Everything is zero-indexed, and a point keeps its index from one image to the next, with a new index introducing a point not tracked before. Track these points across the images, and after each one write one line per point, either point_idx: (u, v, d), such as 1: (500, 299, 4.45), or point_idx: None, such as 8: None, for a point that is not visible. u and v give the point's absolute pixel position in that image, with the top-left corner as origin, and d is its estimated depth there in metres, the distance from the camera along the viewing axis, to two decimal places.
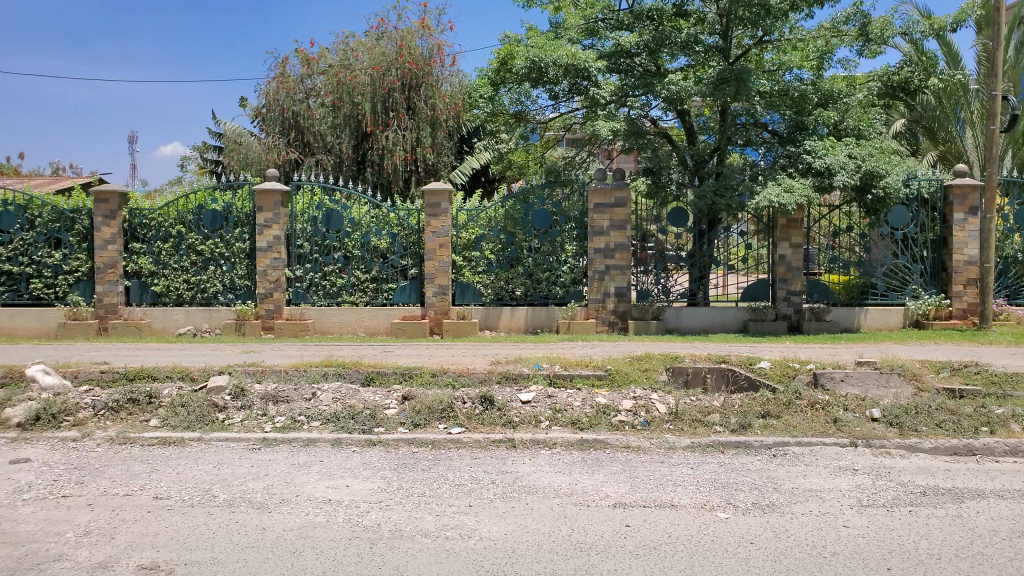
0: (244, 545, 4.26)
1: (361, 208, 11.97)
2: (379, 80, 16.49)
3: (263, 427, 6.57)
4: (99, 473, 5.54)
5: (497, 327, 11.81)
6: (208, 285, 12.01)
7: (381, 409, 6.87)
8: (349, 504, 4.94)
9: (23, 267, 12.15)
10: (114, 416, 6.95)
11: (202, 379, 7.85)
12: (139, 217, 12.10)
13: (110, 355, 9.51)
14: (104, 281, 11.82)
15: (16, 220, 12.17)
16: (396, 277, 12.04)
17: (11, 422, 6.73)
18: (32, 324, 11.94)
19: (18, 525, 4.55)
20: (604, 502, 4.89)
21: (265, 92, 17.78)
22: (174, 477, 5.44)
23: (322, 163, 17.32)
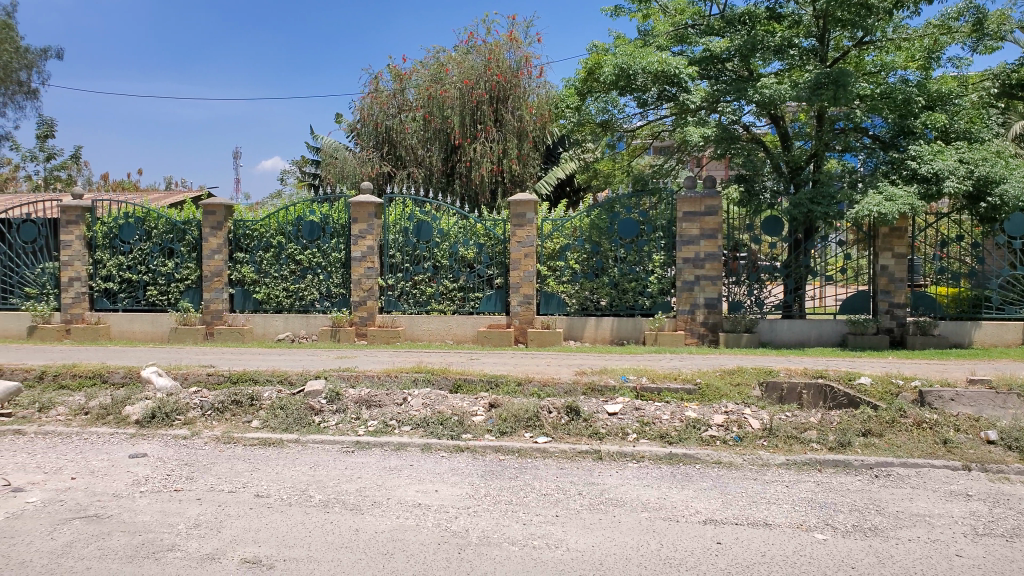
0: (339, 545, 4.39)
1: (450, 218, 12.21)
2: (468, 94, 16.71)
3: (357, 430, 6.76)
4: (206, 469, 5.83)
5: (583, 337, 11.76)
6: (306, 293, 12.46)
7: (469, 416, 6.95)
8: (439, 509, 5.02)
9: (139, 275, 12.93)
10: (220, 416, 7.30)
11: (301, 383, 8.15)
12: (243, 229, 12.68)
13: (215, 359, 9.99)
14: (211, 289, 12.46)
15: (134, 231, 12.95)
16: (482, 287, 12.15)
17: (130, 419, 7.18)
18: (147, 328, 12.70)
19: (136, 515, 4.84)
20: (694, 518, 4.78)
21: (359, 108, 18.41)
22: (274, 476, 5.67)
23: (413, 176, 17.80)
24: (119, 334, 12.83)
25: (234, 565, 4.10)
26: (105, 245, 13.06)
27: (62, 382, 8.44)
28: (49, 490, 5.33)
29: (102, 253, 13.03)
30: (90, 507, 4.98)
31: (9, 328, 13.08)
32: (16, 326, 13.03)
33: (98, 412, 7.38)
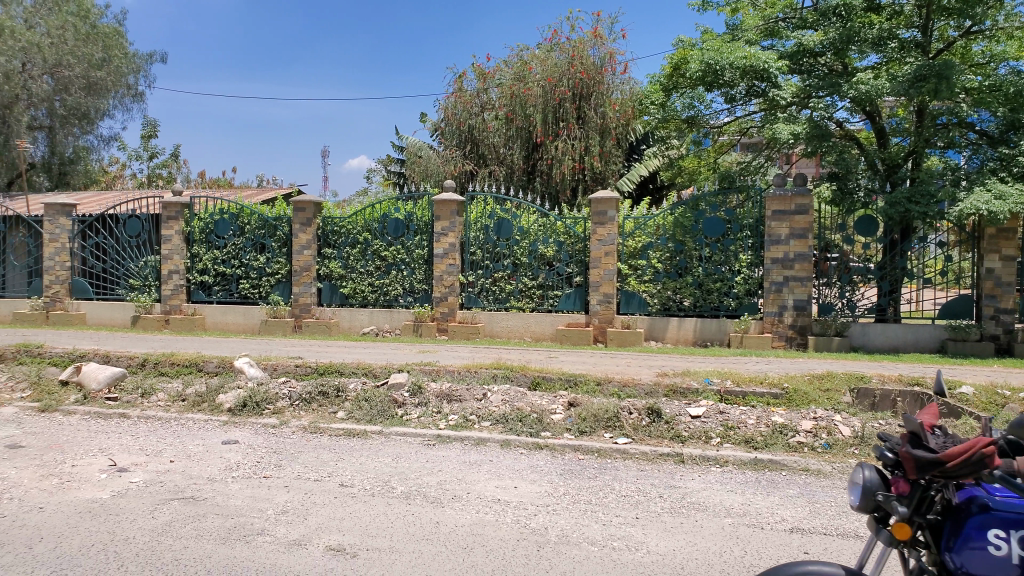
0: (420, 537, 4.46)
1: (530, 216, 12.17)
2: (551, 92, 16.72)
3: (438, 424, 6.86)
4: (294, 458, 6.02)
5: (665, 338, 11.53)
6: (390, 288, 12.73)
7: (548, 414, 6.94)
8: (518, 505, 5.03)
9: (233, 269, 13.48)
10: (307, 406, 7.53)
11: (384, 376, 8.31)
12: (330, 225, 13.03)
13: (303, 351, 10.32)
14: (301, 283, 12.88)
15: (229, 227, 13.50)
16: (562, 285, 12.09)
17: (223, 406, 7.50)
18: (240, 320, 13.23)
19: (229, 499, 5.04)
20: (781, 525, 4.64)
21: (444, 107, 18.67)
22: (358, 467, 5.81)
23: (495, 174, 17.96)
24: (214, 325, 13.42)
25: (320, 552, 4.22)
26: (202, 240, 13.67)
27: (162, 369, 8.89)
28: (149, 471, 5.62)
29: (199, 247, 13.64)
30: (186, 489, 5.22)
31: (115, 318, 13.88)
32: (121, 316, 13.82)
33: (195, 399, 7.73)
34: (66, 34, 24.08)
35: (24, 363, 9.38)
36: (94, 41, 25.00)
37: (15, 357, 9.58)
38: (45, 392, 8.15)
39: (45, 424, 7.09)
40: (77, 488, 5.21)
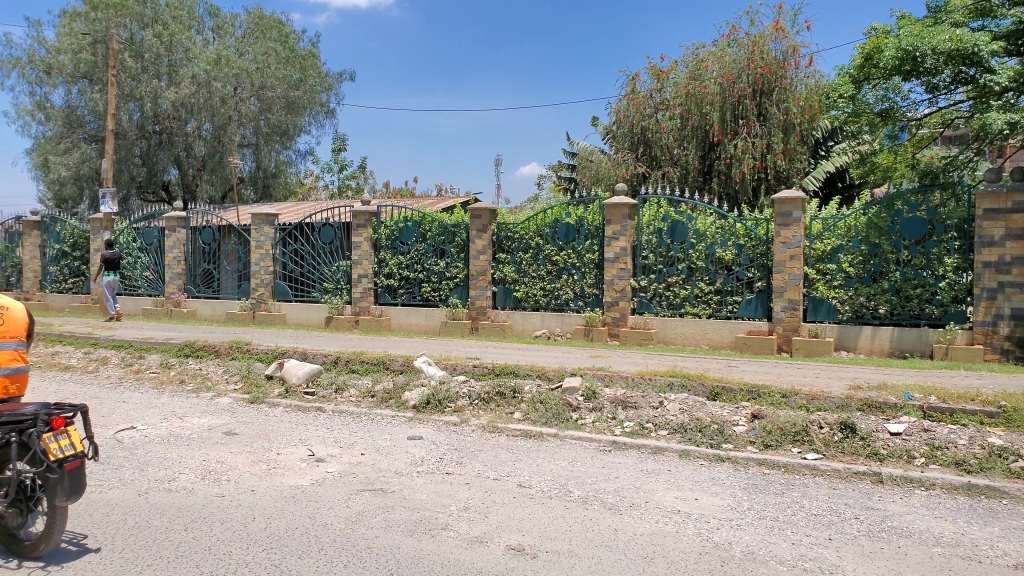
0: (599, 543, 4.42)
1: (707, 219, 11.84)
2: (729, 89, 16.12)
3: (613, 430, 6.81)
4: (474, 456, 6.19)
5: (856, 348, 10.74)
6: (561, 292, 12.80)
7: (729, 425, 6.66)
8: (699, 518, 4.85)
9: (415, 273, 14.16)
10: (485, 406, 7.74)
11: (558, 379, 8.37)
12: (505, 231, 13.35)
13: (480, 352, 10.63)
14: (477, 287, 13.32)
15: (411, 234, 14.20)
16: (741, 290, 11.61)
17: (408, 403, 7.89)
18: (421, 322, 13.88)
19: (414, 493, 5.27)
20: (1002, 560, 4.14)
21: (616, 110, 18.57)
22: (536, 468, 5.87)
23: (668, 176, 17.63)
24: (398, 326, 14.18)
25: (501, 551, 4.30)
26: (387, 246, 14.49)
27: (352, 367, 9.49)
28: (344, 462, 6.01)
29: (384, 253, 14.47)
30: (377, 481, 5.52)
31: (311, 318, 15.06)
32: (316, 317, 14.97)
33: (382, 396, 8.19)
34: (270, 59, 26.49)
35: (236, 358, 10.38)
36: (293, 64, 27.29)
37: (229, 352, 10.63)
38: (254, 385, 8.98)
39: (254, 414, 7.80)
40: (282, 475, 5.67)
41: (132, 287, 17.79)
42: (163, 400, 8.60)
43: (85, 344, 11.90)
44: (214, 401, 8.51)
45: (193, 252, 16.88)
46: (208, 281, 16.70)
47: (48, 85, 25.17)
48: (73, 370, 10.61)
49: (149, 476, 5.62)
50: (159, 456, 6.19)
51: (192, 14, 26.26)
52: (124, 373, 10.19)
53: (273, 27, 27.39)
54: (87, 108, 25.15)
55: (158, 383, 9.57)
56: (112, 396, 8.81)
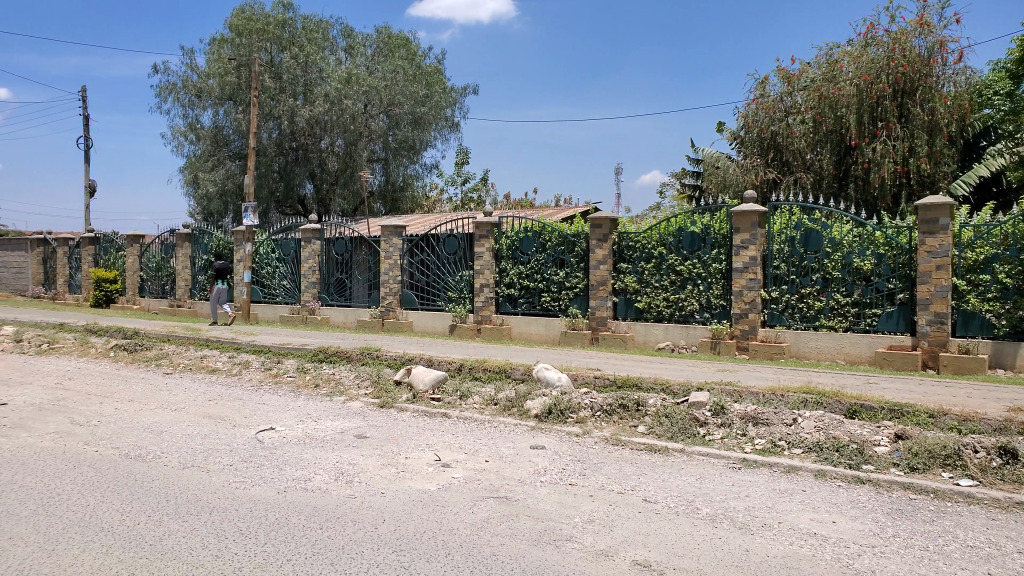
0: (729, 563, 4.25)
1: (842, 227, 11.29)
2: (867, 90, 15.22)
3: (743, 447, 6.56)
4: (598, 468, 6.12)
5: (1015, 366, 9.86)
6: (686, 303, 12.50)
7: (870, 445, 6.27)
8: (838, 542, 4.57)
9: (536, 283, 14.22)
10: (609, 418, 7.67)
11: (684, 393, 8.15)
12: (627, 240, 13.18)
13: (602, 363, 10.54)
14: (598, 297, 13.22)
15: (532, 244, 14.28)
16: (881, 302, 10.93)
17: (531, 412, 7.93)
18: (542, 331, 13.94)
19: (539, 502, 5.27)
20: None
21: (744, 114, 18.11)
22: (662, 483, 5.73)
23: (801, 181, 17.08)
24: (519, 335, 14.31)
25: (627, 565, 4.21)
26: (509, 256, 14.64)
27: (476, 374, 9.63)
28: (469, 468, 6.09)
29: (506, 263, 14.64)
30: (501, 488, 5.56)
31: (436, 326, 15.45)
32: (441, 325, 15.35)
33: (505, 404, 8.28)
34: (397, 76, 27.48)
35: (366, 364, 10.80)
36: (420, 80, 28.19)
37: (360, 357, 11.07)
38: (383, 390, 9.29)
39: (384, 418, 8.06)
40: (410, 479, 5.81)
41: (271, 295, 18.88)
42: (300, 402, 9.06)
43: (230, 348, 12.73)
44: (346, 405, 8.87)
45: (326, 262, 17.71)
46: (340, 290, 17.46)
47: (199, 108, 27.25)
48: (220, 372, 11.37)
49: (287, 474, 5.92)
50: (296, 456, 6.51)
51: (326, 36, 27.75)
52: (265, 377, 10.82)
53: (400, 45, 28.45)
54: (232, 128, 27.03)
55: (295, 386, 10.10)
56: (254, 398, 9.37)
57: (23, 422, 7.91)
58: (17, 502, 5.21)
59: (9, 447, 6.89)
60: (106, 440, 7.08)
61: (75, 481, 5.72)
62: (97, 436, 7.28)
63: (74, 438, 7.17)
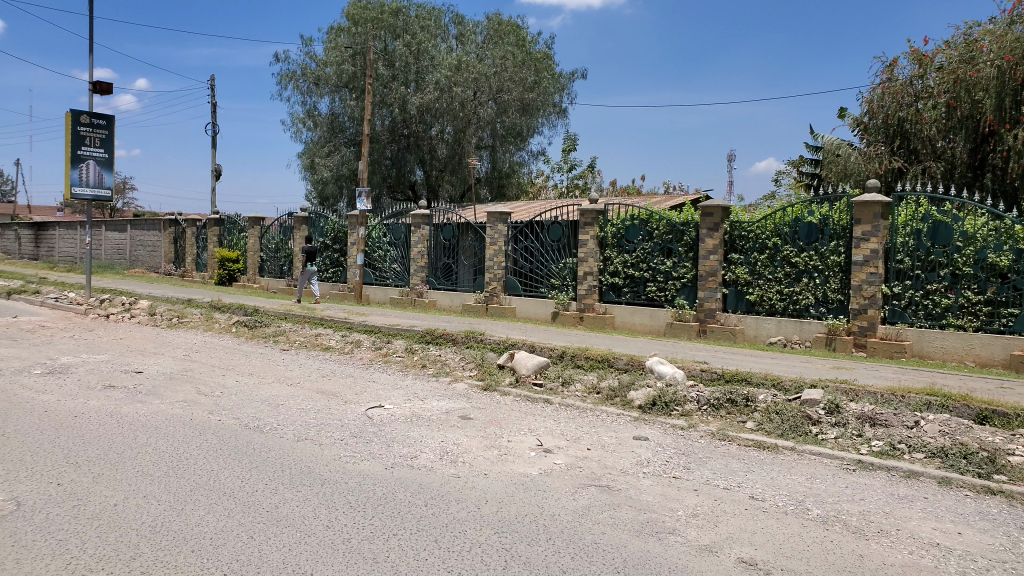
0: (841, 568, 4.07)
1: (977, 219, 10.55)
2: (1010, 72, 13.96)
3: (859, 449, 6.27)
4: (703, 462, 6.00)
5: None
6: (800, 297, 12.02)
7: (1002, 454, 5.86)
8: (963, 555, 4.29)
9: (641, 272, 14.02)
10: (715, 412, 7.49)
11: (796, 390, 7.84)
12: (739, 230, 12.78)
13: (709, 356, 10.29)
14: (706, 288, 12.90)
15: (639, 232, 14.08)
16: (1019, 301, 10.20)
17: (634, 403, 7.85)
18: (647, 322, 13.76)
19: (641, 493, 5.21)
20: None
21: (868, 100, 17.18)
22: (770, 481, 5.55)
23: (930, 171, 16.21)
24: (623, 324, 14.18)
25: (732, 563, 4.11)
26: (614, 244, 14.48)
27: (578, 362, 9.59)
28: (570, 455, 6.10)
29: (611, 251, 14.48)
30: (603, 478, 5.53)
31: (539, 313, 15.51)
32: (544, 312, 15.38)
33: (608, 393, 8.23)
34: (507, 63, 27.59)
35: (471, 347, 10.97)
36: (529, 66, 28.14)
37: (465, 340, 11.25)
38: (487, 373, 9.44)
39: (487, 401, 8.18)
40: (512, 462, 5.87)
41: (382, 277, 19.47)
42: (407, 381, 9.32)
43: (342, 327, 13.25)
44: (452, 386, 9.06)
45: (434, 247, 18.08)
46: (446, 274, 17.80)
47: (316, 95, 28.35)
48: (333, 350, 11.85)
49: (394, 451, 6.10)
50: (403, 434, 6.70)
51: (438, 24, 28.25)
52: (375, 356, 11.19)
53: (510, 31, 28.53)
54: (347, 115, 27.96)
55: (403, 366, 10.39)
56: (364, 376, 9.72)
57: (156, 389, 8.51)
58: (150, 463, 5.62)
59: (144, 411, 7.43)
60: (228, 410, 7.52)
61: (202, 447, 6.11)
62: (221, 406, 7.74)
63: (201, 407, 7.66)
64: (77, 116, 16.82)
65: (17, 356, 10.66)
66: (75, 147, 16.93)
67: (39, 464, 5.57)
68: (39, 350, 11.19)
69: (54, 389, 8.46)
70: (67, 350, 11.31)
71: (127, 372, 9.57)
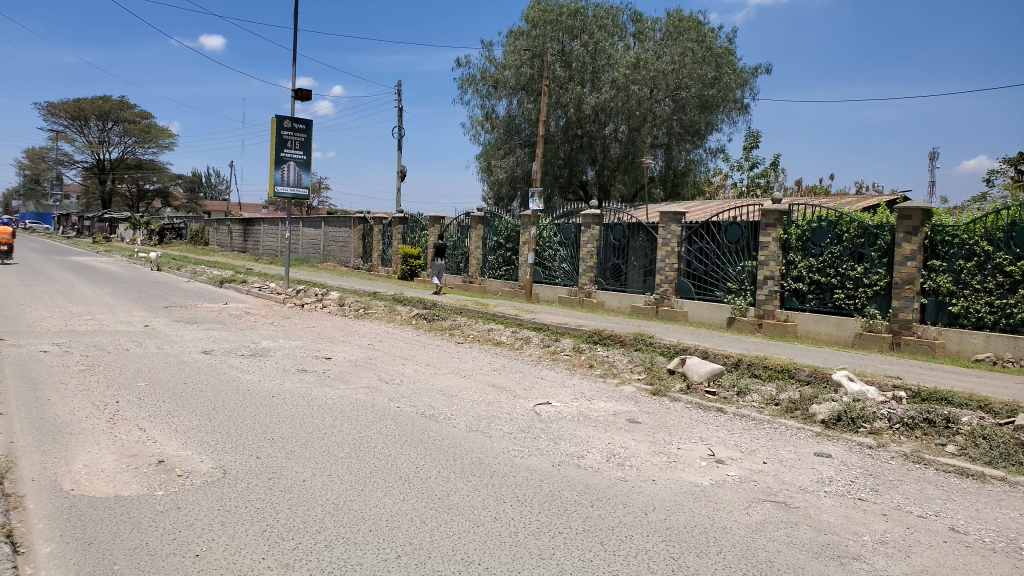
0: None
1: None
2: None
3: None
4: (893, 486, 5.50)
5: None
6: (1015, 310, 10.80)
7: None
8: None
9: (828, 278, 13.15)
10: (909, 432, 6.89)
11: (1008, 414, 7.01)
12: (942, 234, 11.61)
13: (903, 370, 9.44)
14: (900, 296, 11.86)
15: (826, 235, 13.18)
16: None
17: (816, 418, 7.35)
18: (833, 331, 12.88)
19: (822, 513, 4.87)
20: None
21: None
22: (974, 513, 4.99)
23: None
24: (805, 333, 13.36)
25: None
26: (798, 247, 13.67)
27: (755, 371, 9.13)
28: (745, 468, 5.82)
29: (794, 254, 13.68)
30: (780, 494, 5.22)
31: (714, 317, 14.98)
32: (719, 316, 14.85)
33: (787, 406, 7.80)
34: (686, 60, 26.94)
35: (640, 349, 10.78)
36: (709, 62, 27.29)
37: (633, 342, 11.07)
38: (657, 377, 9.24)
39: (657, 406, 8.01)
40: (682, 470, 5.70)
41: (551, 276, 19.67)
42: (575, 380, 9.34)
43: (513, 324, 13.51)
44: (620, 388, 8.96)
45: (605, 247, 17.99)
46: (616, 275, 17.65)
47: (495, 98, 29.15)
48: (503, 345, 12.08)
49: (562, 449, 6.12)
50: (570, 433, 6.70)
51: (616, 23, 28.17)
52: (543, 353, 11.29)
53: (691, 27, 27.82)
54: (523, 117, 28.49)
55: (571, 365, 10.42)
56: (533, 372, 9.86)
57: (342, 374, 9.14)
58: (335, 444, 6.03)
59: (332, 394, 7.99)
60: (407, 398, 7.92)
61: (383, 432, 6.46)
62: (400, 393, 8.18)
63: (381, 393, 8.11)
64: (281, 121, 18.44)
65: (226, 338, 11.83)
66: (279, 150, 18.56)
67: (241, 438, 6.13)
68: (245, 334, 12.35)
69: (255, 369, 9.31)
70: (268, 335, 12.43)
71: (317, 357, 10.34)
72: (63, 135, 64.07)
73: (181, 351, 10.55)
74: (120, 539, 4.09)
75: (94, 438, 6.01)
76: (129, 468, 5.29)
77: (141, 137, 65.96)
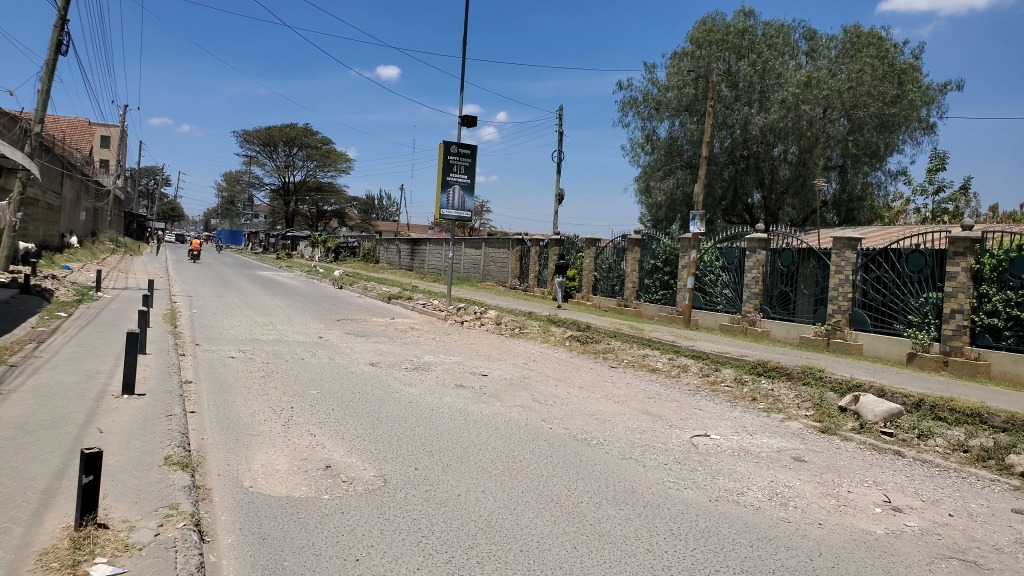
0: None
1: None
2: None
3: None
4: None
5: None
6: None
7: None
8: None
9: None
10: None
11: None
12: None
13: None
14: None
15: None
16: None
17: (1015, 470, 6.59)
18: None
19: None
20: None
21: None
22: None
23: None
24: (1000, 374, 12.04)
25: None
26: (993, 278, 12.35)
27: (940, 414, 8.31)
28: (927, 519, 5.30)
29: (988, 286, 12.37)
30: (969, 552, 4.70)
31: (892, 353, 13.88)
32: (898, 351, 13.74)
33: (980, 454, 7.04)
34: (864, 77, 25.45)
35: (809, 384, 10.16)
36: (891, 80, 25.59)
37: (801, 376, 10.48)
38: (827, 415, 8.64)
39: (826, 445, 7.48)
40: (853, 516, 5.28)
41: (712, 303, 19.01)
42: (736, 413, 8.93)
43: (670, 350, 13.21)
44: (785, 424, 8.47)
45: (771, 273, 17.21)
46: (783, 303, 16.81)
47: (656, 120, 28.86)
48: (659, 372, 11.83)
49: (720, 484, 5.87)
50: (729, 468, 6.40)
51: (787, 41, 27.21)
52: (701, 383, 10.92)
53: (870, 43, 26.33)
54: (686, 138, 27.95)
55: (732, 397, 9.98)
56: (690, 402, 9.55)
57: (497, 392, 9.30)
58: (488, 461, 6.13)
59: (489, 411, 8.15)
60: (560, 420, 7.92)
61: (536, 453, 6.49)
62: (553, 415, 8.18)
63: (535, 413, 8.17)
64: (448, 146, 19.25)
65: (391, 352, 12.42)
66: (445, 173, 19.37)
67: (400, 449, 6.38)
68: (408, 348, 12.90)
69: (418, 383, 9.67)
70: (430, 350, 12.91)
71: (474, 374, 10.61)
72: (255, 159, 70.51)
73: (350, 362, 11.21)
74: (290, 537, 4.37)
75: (270, 441, 6.47)
76: (301, 470, 5.66)
77: (322, 161, 71.13)
